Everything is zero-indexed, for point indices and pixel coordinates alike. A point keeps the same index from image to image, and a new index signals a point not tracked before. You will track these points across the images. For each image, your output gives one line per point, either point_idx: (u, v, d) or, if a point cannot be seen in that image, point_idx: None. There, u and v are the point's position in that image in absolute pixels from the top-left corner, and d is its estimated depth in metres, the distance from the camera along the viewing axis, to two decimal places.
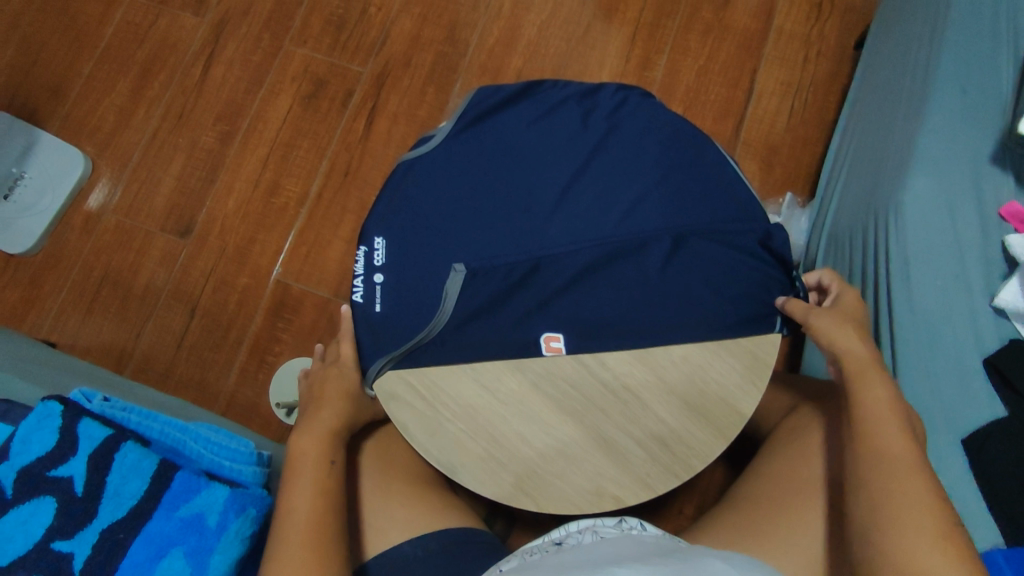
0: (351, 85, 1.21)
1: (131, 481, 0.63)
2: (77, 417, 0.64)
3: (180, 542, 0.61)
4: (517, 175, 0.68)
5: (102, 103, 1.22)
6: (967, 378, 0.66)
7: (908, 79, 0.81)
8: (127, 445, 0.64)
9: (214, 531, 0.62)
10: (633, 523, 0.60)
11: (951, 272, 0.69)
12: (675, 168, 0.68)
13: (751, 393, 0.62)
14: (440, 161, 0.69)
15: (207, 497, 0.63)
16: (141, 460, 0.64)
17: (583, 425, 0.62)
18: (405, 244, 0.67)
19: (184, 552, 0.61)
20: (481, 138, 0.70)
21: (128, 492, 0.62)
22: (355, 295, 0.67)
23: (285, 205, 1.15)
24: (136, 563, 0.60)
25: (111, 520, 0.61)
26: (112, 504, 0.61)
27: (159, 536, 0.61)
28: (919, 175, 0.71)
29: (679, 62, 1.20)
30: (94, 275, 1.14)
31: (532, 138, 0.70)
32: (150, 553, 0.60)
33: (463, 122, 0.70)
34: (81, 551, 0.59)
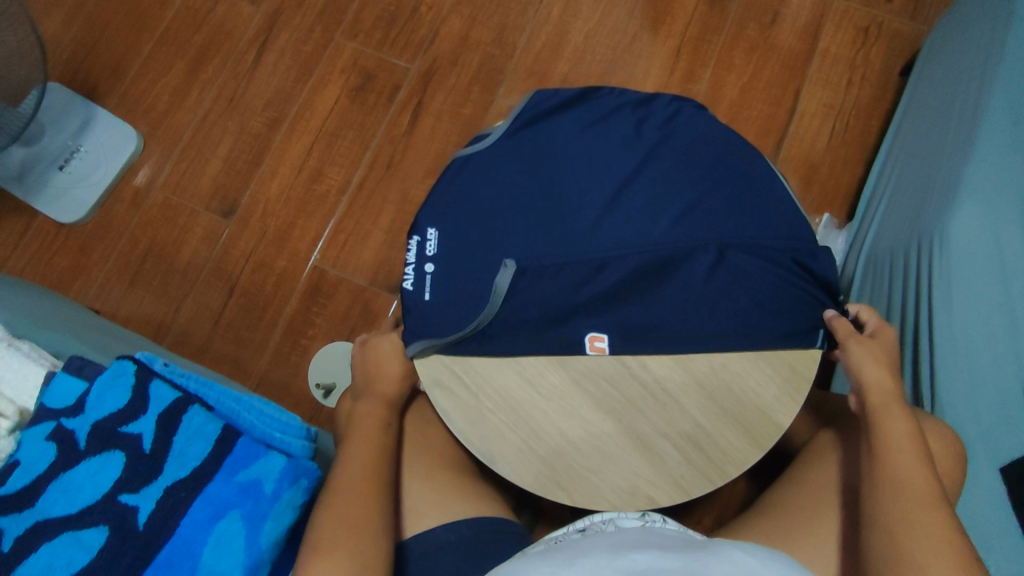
0: (399, 80, 1.23)
1: (196, 443, 0.66)
2: (148, 377, 0.68)
3: (237, 505, 0.63)
4: (569, 176, 0.70)
5: (157, 83, 1.25)
6: (1007, 406, 0.66)
7: (959, 108, 0.81)
8: (193, 408, 0.67)
9: (269, 498, 0.64)
10: (655, 518, 0.60)
11: (995, 300, 0.69)
12: (724, 180, 0.69)
13: (788, 405, 0.63)
14: (495, 158, 0.71)
15: (264, 464, 0.65)
16: (205, 423, 0.67)
17: (622, 424, 0.63)
18: (458, 237, 0.68)
19: (241, 515, 0.62)
20: (536, 139, 0.72)
21: (192, 453, 0.65)
22: (405, 282, 0.69)
23: (326, 192, 1.18)
24: (196, 521, 0.62)
25: (175, 477, 0.64)
26: (177, 463, 0.64)
27: (218, 498, 0.63)
28: (968, 203, 0.72)
29: (722, 77, 1.22)
30: (139, 248, 1.17)
31: (586, 142, 0.71)
32: (208, 513, 0.62)
33: (519, 122, 0.72)
34: (146, 505, 0.62)
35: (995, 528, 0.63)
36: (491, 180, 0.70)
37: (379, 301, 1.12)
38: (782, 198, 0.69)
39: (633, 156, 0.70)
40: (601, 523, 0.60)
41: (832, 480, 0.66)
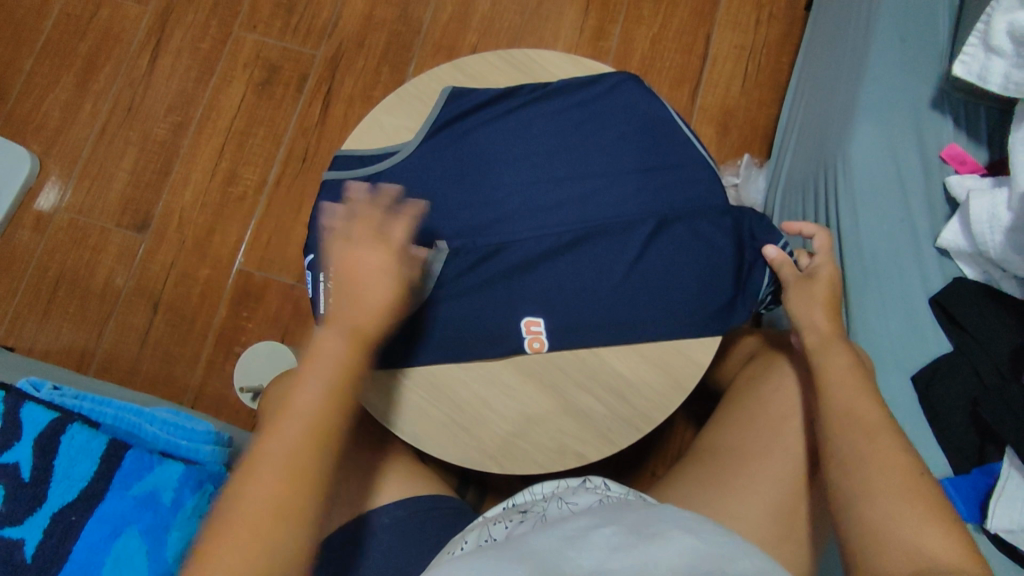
0: (305, 69, 1.19)
1: (80, 463, 0.68)
2: (20, 401, 0.69)
3: (135, 521, 0.67)
4: (466, 152, 0.67)
5: (46, 99, 1.18)
6: (916, 320, 0.67)
7: (852, 30, 0.82)
8: (72, 427, 0.69)
9: (169, 508, 0.68)
10: (597, 483, 0.62)
11: (896, 217, 0.70)
12: (639, 145, 0.67)
13: (706, 343, 0.63)
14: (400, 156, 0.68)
15: (162, 474, 0.70)
16: (89, 442, 0.69)
17: (544, 385, 0.63)
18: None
19: (139, 530, 0.67)
20: (455, 139, 0.68)
21: (77, 473, 0.68)
22: (331, 313, 0.65)
23: (242, 193, 1.13)
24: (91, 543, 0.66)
25: (61, 502, 0.67)
26: (63, 487, 0.67)
27: (114, 515, 0.67)
28: (864, 124, 0.73)
29: (632, 30, 1.20)
30: (50, 274, 1.12)
31: (496, 132, 0.68)
32: (105, 532, 0.66)
33: (437, 126, 0.68)
34: (32, 536, 0.65)
35: (918, 435, 0.64)
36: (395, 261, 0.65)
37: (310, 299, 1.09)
38: (699, 163, 0.67)
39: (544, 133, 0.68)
40: (540, 501, 0.59)
41: (761, 411, 0.66)
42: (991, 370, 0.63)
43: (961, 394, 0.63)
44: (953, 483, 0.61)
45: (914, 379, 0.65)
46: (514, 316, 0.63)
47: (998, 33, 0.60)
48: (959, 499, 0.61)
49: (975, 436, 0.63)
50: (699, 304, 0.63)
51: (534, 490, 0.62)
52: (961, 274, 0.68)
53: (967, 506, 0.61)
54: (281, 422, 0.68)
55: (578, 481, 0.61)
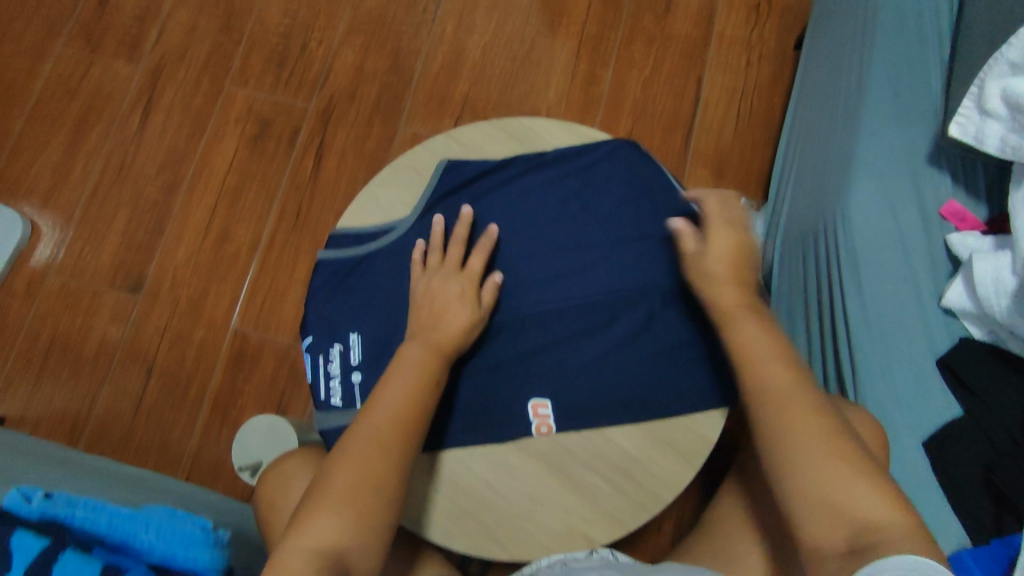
0: (297, 122, 1.18)
1: None
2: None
3: None
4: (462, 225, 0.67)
5: (37, 160, 1.18)
6: (925, 383, 0.66)
7: (844, 83, 0.82)
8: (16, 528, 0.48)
9: None
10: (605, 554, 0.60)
11: (899, 275, 0.70)
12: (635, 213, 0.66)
13: (713, 418, 0.62)
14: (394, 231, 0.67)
15: None
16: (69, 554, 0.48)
17: (550, 466, 0.61)
18: (371, 314, 0.65)
19: None
20: (450, 213, 0.67)
21: None
22: (333, 398, 0.64)
23: (236, 251, 1.12)
24: None
25: None
26: None
27: None
28: (861, 182, 0.72)
29: (624, 74, 1.21)
30: (42, 340, 1.10)
31: (490, 203, 0.67)
32: None
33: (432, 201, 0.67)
34: None
35: (932, 504, 0.63)
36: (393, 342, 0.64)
37: None
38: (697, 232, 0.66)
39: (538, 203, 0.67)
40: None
41: None
42: (1003, 435, 0.62)
43: (972, 460, 0.62)
44: (972, 556, 0.59)
45: (926, 446, 0.64)
46: (518, 398, 0.62)
47: (993, 98, 0.60)
48: None
49: (990, 505, 0.61)
50: (702, 376, 0.62)
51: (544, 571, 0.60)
52: (968, 334, 0.67)
53: None
54: (279, 510, 0.65)
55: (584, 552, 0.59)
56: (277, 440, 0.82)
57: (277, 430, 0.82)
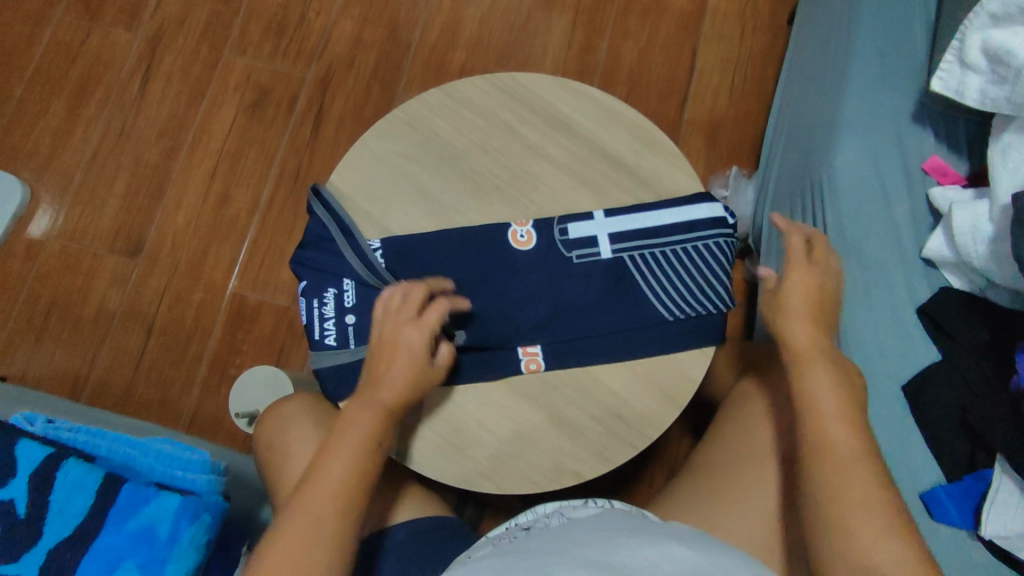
0: (295, 90, 1.20)
1: (76, 498, 0.53)
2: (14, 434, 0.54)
3: (132, 556, 0.52)
4: (450, 178, 0.69)
5: (37, 126, 1.19)
6: (904, 329, 0.68)
7: (832, 46, 0.83)
8: (70, 461, 0.54)
9: (165, 542, 0.53)
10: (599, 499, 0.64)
11: (882, 229, 0.71)
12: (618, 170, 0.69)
13: (698, 360, 0.64)
14: (383, 184, 0.69)
15: (157, 507, 0.54)
16: (86, 474, 0.54)
17: (539, 406, 0.63)
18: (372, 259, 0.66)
19: (136, 565, 0.52)
20: (439, 167, 0.69)
21: (73, 510, 0.53)
22: (327, 338, 0.65)
23: (235, 214, 1.14)
24: None
25: (55, 540, 0.52)
26: (58, 523, 0.52)
27: (109, 552, 0.52)
28: (847, 139, 0.74)
29: (620, 45, 1.22)
30: (42, 301, 1.11)
31: (478, 159, 0.70)
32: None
33: (421, 155, 0.70)
34: None
35: (909, 442, 0.65)
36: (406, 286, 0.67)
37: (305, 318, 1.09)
38: (680, 185, 0.69)
39: (526, 157, 0.69)
40: (542, 519, 0.62)
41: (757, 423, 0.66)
42: (979, 377, 0.64)
43: (950, 402, 0.64)
44: (946, 492, 0.62)
45: (905, 390, 0.66)
46: (510, 339, 0.65)
47: (973, 51, 0.61)
48: (952, 505, 0.62)
49: (965, 442, 0.63)
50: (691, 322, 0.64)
51: (537, 509, 0.64)
52: (948, 284, 0.69)
53: (960, 512, 0.62)
54: (276, 448, 0.66)
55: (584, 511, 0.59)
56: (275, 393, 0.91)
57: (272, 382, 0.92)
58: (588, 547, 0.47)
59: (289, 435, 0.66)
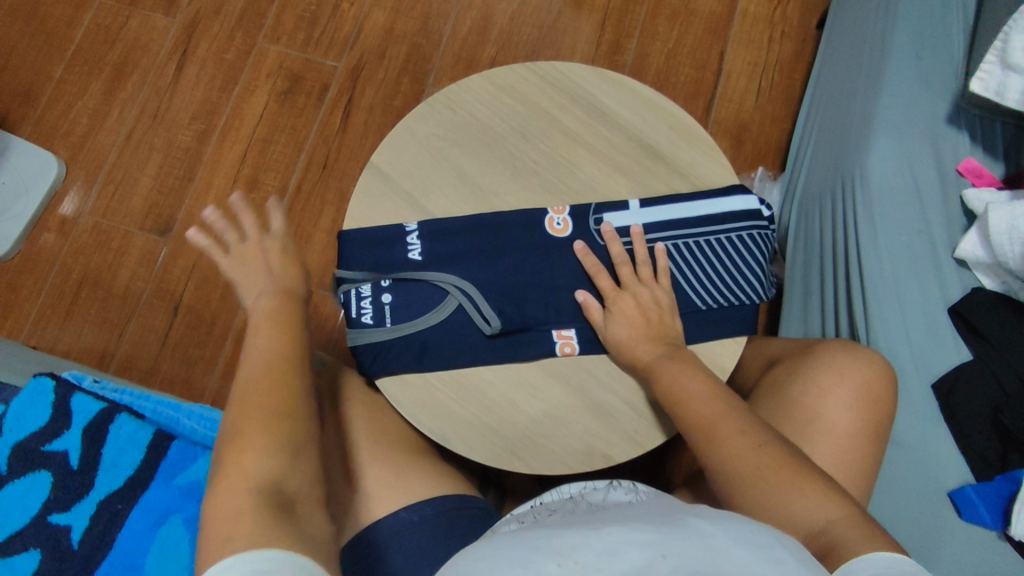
0: (327, 79, 1.21)
1: (127, 452, 0.71)
2: (71, 393, 0.72)
3: (178, 511, 0.69)
4: (489, 162, 0.70)
5: (74, 106, 1.21)
6: (935, 328, 0.68)
7: (867, 48, 0.84)
8: (122, 417, 0.72)
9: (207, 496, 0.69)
10: (625, 484, 0.64)
11: (915, 228, 0.72)
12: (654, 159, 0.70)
13: (729, 348, 0.65)
14: (423, 167, 0.70)
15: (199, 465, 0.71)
16: (136, 430, 0.72)
17: (571, 387, 0.64)
18: (406, 237, 0.68)
19: (182, 519, 0.69)
20: (478, 151, 0.71)
21: (124, 462, 0.71)
22: (363, 316, 0.65)
23: (264, 198, 1.15)
24: (137, 530, 0.68)
25: (109, 490, 0.70)
26: (110, 474, 0.70)
27: (158, 505, 0.69)
28: (882, 138, 0.74)
29: (649, 46, 1.23)
30: (73, 277, 1.13)
31: (517, 144, 0.71)
32: (150, 521, 0.69)
33: (461, 139, 0.71)
34: (79, 523, 0.68)
35: (939, 441, 0.65)
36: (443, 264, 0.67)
37: (328, 303, 1.10)
38: (715, 175, 0.70)
39: (565, 145, 0.71)
40: (568, 499, 0.63)
41: None
42: (1011, 378, 0.64)
43: (982, 402, 0.64)
44: (975, 491, 0.62)
45: (935, 387, 0.66)
46: (544, 323, 0.65)
47: (1016, 53, 0.62)
48: (982, 505, 0.62)
49: (996, 442, 0.63)
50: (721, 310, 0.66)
51: (561, 489, 0.65)
52: (980, 284, 0.69)
53: (990, 511, 0.62)
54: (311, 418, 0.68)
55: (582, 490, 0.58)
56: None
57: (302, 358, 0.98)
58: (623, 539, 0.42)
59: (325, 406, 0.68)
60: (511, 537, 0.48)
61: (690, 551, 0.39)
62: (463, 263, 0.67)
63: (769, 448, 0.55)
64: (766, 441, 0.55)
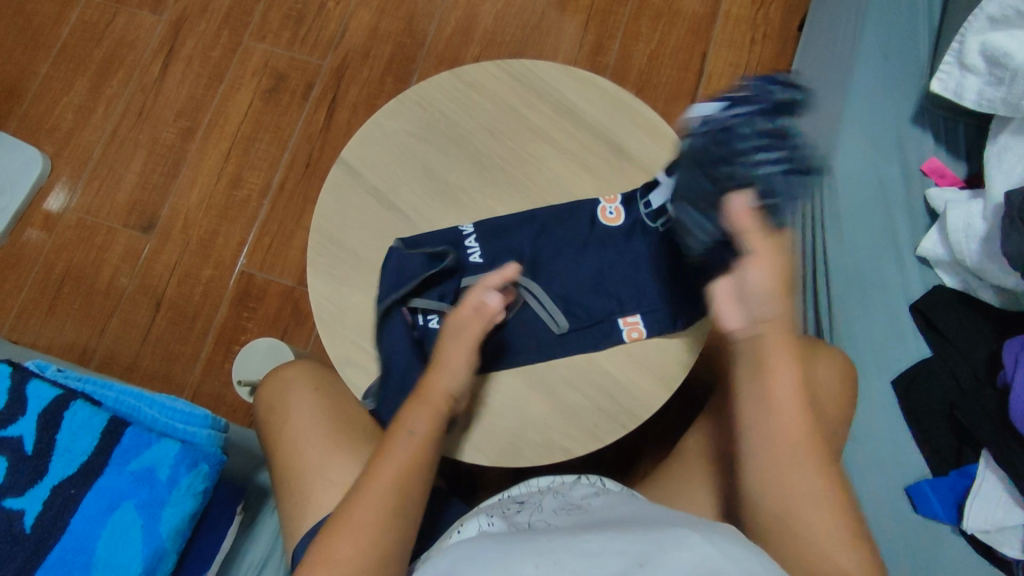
0: (312, 78, 1.22)
1: (81, 438, 0.57)
2: (27, 376, 0.58)
3: (131, 495, 0.56)
4: (456, 160, 0.71)
5: (59, 103, 1.22)
6: (897, 325, 0.69)
7: (838, 48, 0.85)
8: (76, 402, 0.58)
9: (165, 485, 0.57)
10: (594, 480, 0.66)
11: (878, 226, 0.72)
12: (620, 159, 0.71)
13: (691, 344, 0.66)
14: (391, 164, 0.71)
15: (158, 451, 0.58)
16: (91, 416, 0.58)
17: (532, 381, 0.65)
18: (467, 243, 0.69)
19: (136, 504, 0.56)
20: (447, 148, 0.72)
21: (78, 448, 0.56)
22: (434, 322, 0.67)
23: (247, 195, 1.16)
24: (88, 517, 0.55)
25: (61, 476, 0.55)
26: (62, 461, 0.56)
27: (111, 490, 0.56)
28: (848, 137, 0.75)
29: (631, 46, 1.24)
30: (56, 272, 1.14)
31: (486, 142, 0.72)
32: (102, 506, 0.56)
33: (430, 136, 0.72)
34: (32, 508, 0.54)
35: (897, 437, 0.66)
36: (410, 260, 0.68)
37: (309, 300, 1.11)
38: None
39: (533, 143, 0.72)
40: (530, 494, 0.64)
41: None
42: (967, 375, 0.65)
43: (938, 397, 0.65)
44: (931, 486, 0.63)
45: (894, 384, 0.67)
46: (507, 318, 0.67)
47: (972, 52, 0.63)
48: (936, 500, 0.62)
49: (952, 438, 0.64)
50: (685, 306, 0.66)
51: (530, 484, 0.66)
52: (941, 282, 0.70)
53: (944, 506, 0.62)
54: (276, 411, 0.68)
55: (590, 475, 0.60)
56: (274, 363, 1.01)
57: (275, 351, 1.02)
58: (598, 542, 0.44)
59: (288, 399, 0.68)
60: (498, 540, 0.49)
61: (660, 558, 0.41)
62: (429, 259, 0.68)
63: None
64: None
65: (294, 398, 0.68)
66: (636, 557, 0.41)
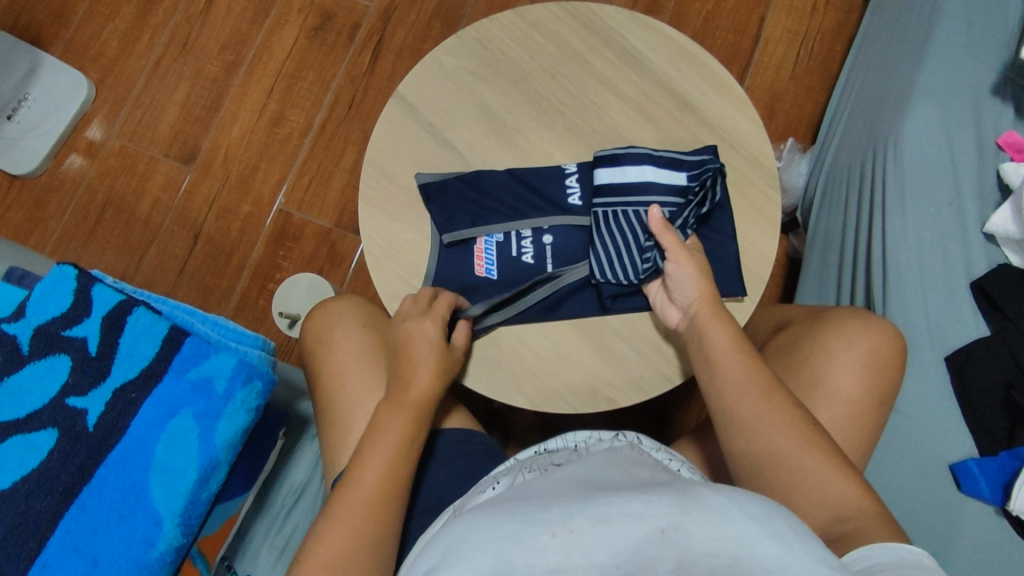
0: (358, 19, 1.19)
1: (143, 343, 0.57)
2: (92, 281, 0.59)
3: (189, 404, 0.57)
4: (514, 101, 0.69)
5: (105, 29, 1.21)
6: (956, 301, 0.67)
7: (916, 12, 0.80)
8: (138, 309, 0.58)
9: (221, 397, 0.57)
10: (631, 437, 0.62)
11: (945, 199, 0.70)
12: (685, 111, 0.69)
13: (744, 302, 0.65)
14: (446, 101, 0.70)
15: (217, 362, 0.58)
16: (153, 323, 0.58)
17: (579, 328, 0.65)
18: (567, 183, 0.67)
19: (193, 413, 0.57)
20: (505, 90, 0.70)
21: (140, 353, 0.57)
22: (525, 255, 0.66)
23: (288, 135, 1.15)
24: (148, 421, 0.56)
25: (123, 379, 0.57)
26: (125, 364, 0.57)
27: (170, 398, 0.57)
28: (921, 106, 0.72)
29: (688, 5, 1.19)
30: (97, 199, 1.15)
31: (545, 86, 0.70)
32: (160, 413, 0.57)
33: (488, 76, 0.70)
34: (95, 408, 0.55)
35: (946, 415, 0.65)
36: (459, 198, 0.67)
37: (345, 242, 1.11)
38: (747, 129, 0.68)
39: (595, 89, 0.69)
40: (567, 441, 0.63)
41: None
42: None
43: (995, 377, 0.63)
44: (978, 466, 0.62)
45: (949, 359, 0.66)
46: (562, 263, 0.66)
47: None
48: (983, 479, 0.62)
49: (1004, 418, 0.63)
50: (739, 268, 0.64)
51: (567, 437, 0.64)
52: (1007, 261, 0.68)
53: (991, 486, 0.61)
54: (322, 340, 0.68)
55: (612, 434, 0.62)
56: (313, 299, 1.02)
57: (315, 288, 1.02)
58: (614, 505, 0.39)
59: (335, 331, 0.68)
60: (504, 501, 0.45)
61: (689, 527, 0.36)
62: (479, 201, 0.67)
63: (775, 399, 0.55)
64: (774, 390, 0.55)
65: (341, 329, 0.68)
66: (658, 520, 0.37)
